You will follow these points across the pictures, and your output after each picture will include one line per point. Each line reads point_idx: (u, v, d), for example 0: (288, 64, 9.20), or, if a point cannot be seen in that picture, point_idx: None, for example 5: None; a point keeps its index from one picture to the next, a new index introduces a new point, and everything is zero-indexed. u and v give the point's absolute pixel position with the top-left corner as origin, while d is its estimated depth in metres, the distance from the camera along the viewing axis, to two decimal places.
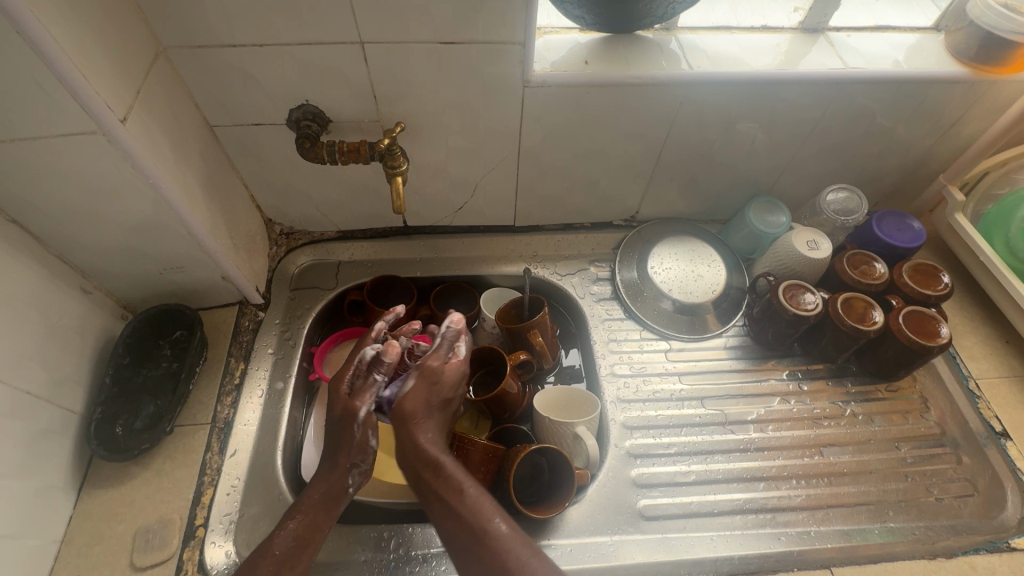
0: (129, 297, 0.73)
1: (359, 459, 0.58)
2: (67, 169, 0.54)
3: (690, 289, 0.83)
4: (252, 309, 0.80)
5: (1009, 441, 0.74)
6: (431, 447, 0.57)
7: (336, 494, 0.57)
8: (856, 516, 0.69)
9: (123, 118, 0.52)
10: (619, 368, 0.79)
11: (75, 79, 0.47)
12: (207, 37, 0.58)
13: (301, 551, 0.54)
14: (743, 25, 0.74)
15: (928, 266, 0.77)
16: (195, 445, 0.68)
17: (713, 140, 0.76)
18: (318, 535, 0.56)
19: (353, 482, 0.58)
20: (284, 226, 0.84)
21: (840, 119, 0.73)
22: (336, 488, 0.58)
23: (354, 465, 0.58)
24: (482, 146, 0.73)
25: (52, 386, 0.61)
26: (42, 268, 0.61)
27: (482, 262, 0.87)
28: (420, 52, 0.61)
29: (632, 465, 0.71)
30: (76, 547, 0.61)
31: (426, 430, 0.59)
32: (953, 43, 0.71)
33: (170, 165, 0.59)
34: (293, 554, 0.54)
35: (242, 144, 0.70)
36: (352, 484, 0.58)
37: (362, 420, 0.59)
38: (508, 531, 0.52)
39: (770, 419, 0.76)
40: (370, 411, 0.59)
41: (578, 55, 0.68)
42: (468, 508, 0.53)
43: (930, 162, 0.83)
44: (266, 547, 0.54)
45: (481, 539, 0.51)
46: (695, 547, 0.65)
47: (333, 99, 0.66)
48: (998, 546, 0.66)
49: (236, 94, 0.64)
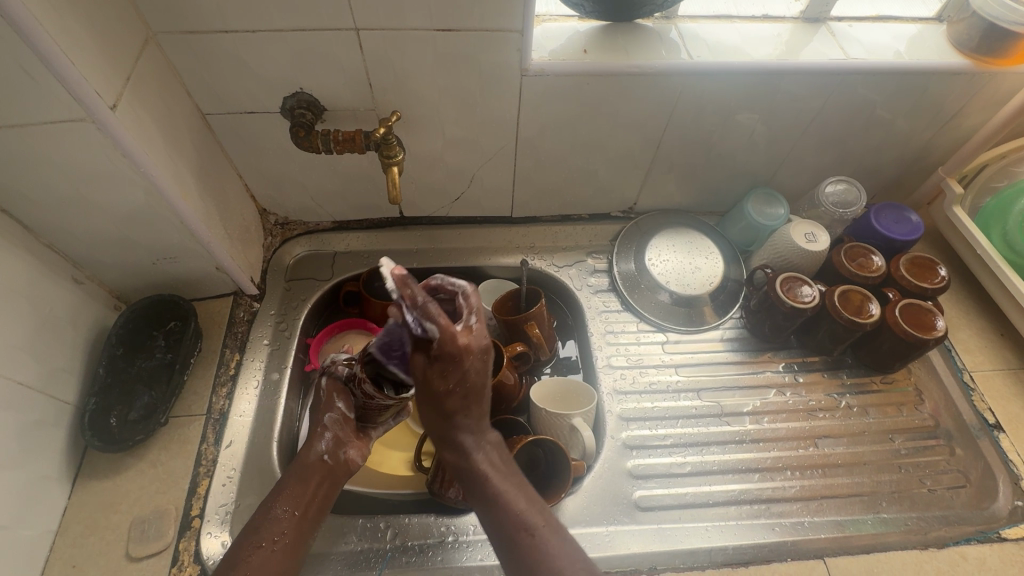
0: (122, 287, 0.72)
1: (328, 419, 0.62)
2: (54, 157, 0.53)
3: (688, 281, 0.83)
4: (246, 300, 0.79)
5: (1002, 433, 0.75)
6: (472, 453, 0.56)
7: (313, 463, 0.59)
8: (849, 506, 0.69)
9: (112, 106, 0.51)
10: (616, 360, 0.79)
11: (61, 63, 0.46)
12: (199, 22, 0.56)
13: (285, 521, 0.55)
14: (743, 15, 0.73)
15: (924, 259, 0.77)
16: (191, 436, 0.68)
17: (711, 131, 0.75)
18: (301, 505, 0.56)
19: (327, 449, 0.60)
20: (278, 216, 0.84)
21: (841, 110, 0.73)
22: (313, 458, 0.59)
23: (324, 429, 0.61)
24: (479, 136, 0.72)
25: (45, 377, 0.61)
26: (32, 257, 0.60)
27: (479, 254, 0.86)
28: (417, 39, 0.60)
29: (628, 457, 0.71)
30: (72, 538, 0.61)
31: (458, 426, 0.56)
32: (955, 34, 0.70)
33: (161, 153, 0.58)
34: (276, 525, 0.54)
35: (235, 133, 0.69)
36: (327, 450, 0.60)
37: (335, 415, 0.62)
38: (547, 544, 0.51)
39: (766, 410, 0.76)
40: (345, 412, 0.63)
41: (576, 44, 0.67)
42: (511, 513, 0.53)
43: (929, 154, 0.83)
44: (253, 530, 0.54)
45: (526, 552, 0.51)
46: (690, 537, 0.65)
47: (328, 87, 0.65)
48: (989, 537, 0.67)
49: (230, 81, 0.63)
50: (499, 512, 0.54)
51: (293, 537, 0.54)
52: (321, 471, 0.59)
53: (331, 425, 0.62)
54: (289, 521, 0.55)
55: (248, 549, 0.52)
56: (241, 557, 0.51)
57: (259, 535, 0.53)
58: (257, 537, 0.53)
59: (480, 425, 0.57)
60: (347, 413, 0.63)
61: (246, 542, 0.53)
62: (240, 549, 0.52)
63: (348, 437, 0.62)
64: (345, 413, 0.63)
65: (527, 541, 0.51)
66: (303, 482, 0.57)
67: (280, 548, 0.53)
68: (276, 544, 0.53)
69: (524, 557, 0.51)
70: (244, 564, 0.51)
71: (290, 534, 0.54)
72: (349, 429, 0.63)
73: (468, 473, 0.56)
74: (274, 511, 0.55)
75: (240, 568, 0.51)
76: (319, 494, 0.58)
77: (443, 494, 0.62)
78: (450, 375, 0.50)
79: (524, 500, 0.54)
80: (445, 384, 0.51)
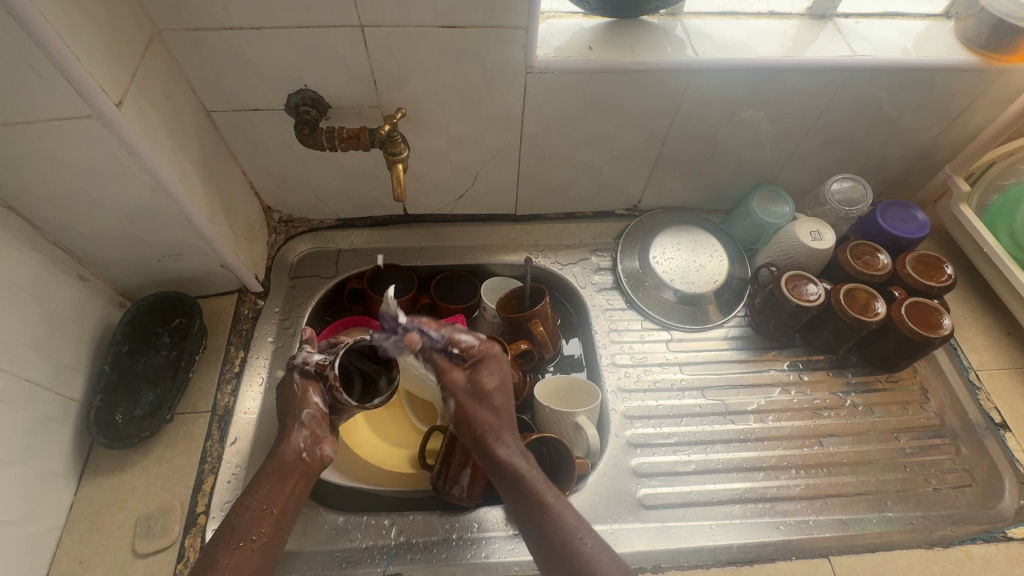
0: (127, 285, 0.72)
1: (306, 416, 0.59)
2: (60, 154, 0.53)
3: (692, 279, 0.83)
4: (251, 297, 0.79)
5: (1008, 432, 0.74)
6: (512, 460, 0.56)
7: (291, 461, 0.57)
8: (854, 505, 0.69)
9: (118, 102, 0.51)
10: (620, 358, 0.79)
11: (67, 58, 0.46)
12: (203, 18, 0.56)
13: (263, 520, 0.54)
14: (749, 11, 0.73)
15: (930, 257, 0.77)
16: (195, 433, 0.68)
17: (717, 128, 0.74)
18: (276, 502, 0.55)
19: (305, 446, 0.58)
20: (283, 214, 0.84)
21: (847, 107, 0.72)
22: (290, 455, 0.57)
23: (301, 425, 0.59)
24: (484, 133, 0.72)
25: (51, 374, 0.61)
26: (37, 254, 0.60)
27: (483, 252, 0.86)
28: (422, 36, 0.60)
29: (632, 455, 0.71)
30: (78, 534, 0.61)
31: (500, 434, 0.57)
32: (964, 30, 0.69)
33: (166, 150, 0.58)
34: (253, 524, 0.53)
35: (239, 129, 0.69)
36: (305, 447, 0.58)
37: (308, 416, 0.59)
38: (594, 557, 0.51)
39: (770, 409, 0.76)
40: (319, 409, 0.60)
41: (581, 41, 0.67)
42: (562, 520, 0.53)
43: (935, 152, 0.82)
44: (228, 529, 0.53)
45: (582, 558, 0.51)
46: (694, 535, 0.65)
47: (333, 84, 0.65)
48: (995, 536, 0.66)
49: (234, 78, 0.63)
50: (549, 518, 0.53)
51: (270, 537, 0.54)
52: (300, 468, 0.57)
53: (309, 421, 0.59)
54: (267, 519, 0.54)
55: (225, 550, 0.51)
56: (217, 558, 0.51)
57: (235, 535, 0.53)
58: (233, 538, 0.52)
59: (516, 439, 0.59)
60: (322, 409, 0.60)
61: (224, 543, 0.52)
62: (218, 550, 0.52)
63: (325, 433, 0.60)
64: (321, 409, 0.60)
65: (582, 549, 0.51)
66: (280, 480, 0.56)
67: (259, 547, 0.53)
68: (254, 544, 0.53)
69: (577, 566, 0.50)
70: (221, 564, 0.50)
71: (268, 533, 0.54)
72: (326, 425, 0.60)
73: (514, 479, 0.55)
74: (251, 509, 0.54)
75: (216, 568, 0.50)
76: (295, 493, 0.57)
77: (448, 491, 0.61)
78: (493, 375, 0.59)
79: (571, 508, 0.54)
80: (491, 382, 0.59)
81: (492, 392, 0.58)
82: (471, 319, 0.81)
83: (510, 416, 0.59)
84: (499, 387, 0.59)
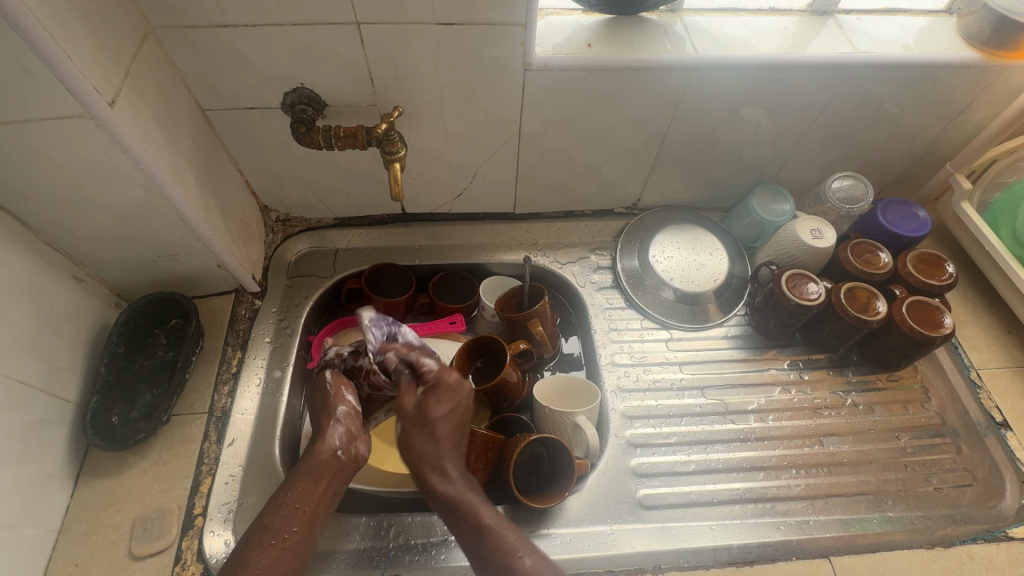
0: (123, 285, 0.72)
1: (340, 413, 0.60)
2: (52, 154, 0.52)
3: (691, 278, 0.82)
4: (248, 297, 0.79)
5: (1009, 432, 0.74)
6: (454, 482, 0.55)
7: (326, 459, 0.57)
8: (855, 505, 0.69)
9: (111, 102, 0.51)
10: (619, 358, 0.79)
11: (60, 58, 0.45)
12: (197, 16, 0.56)
13: (295, 519, 0.53)
14: (750, 8, 0.72)
15: (932, 256, 0.76)
16: (193, 434, 0.68)
17: (717, 126, 0.74)
18: (310, 501, 0.54)
19: (340, 444, 0.58)
20: (280, 213, 0.83)
21: (848, 105, 0.72)
22: (325, 453, 0.57)
23: (337, 423, 0.59)
24: (482, 131, 0.72)
25: (47, 376, 0.61)
26: (31, 255, 0.60)
27: (481, 250, 0.86)
28: (419, 34, 0.59)
29: (631, 455, 0.70)
30: (75, 537, 0.61)
31: (444, 457, 0.56)
32: (965, 27, 0.69)
33: (160, 149, 0.58)
34: (286, 522, 0.52)
35: (234, 128, 0.69)
36: (340, 445, 0.58)
37: (341, 415, 0.60)
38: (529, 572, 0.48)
39: (770, 408, 0.76)
40: (352, 408, 0.61)
41: (580, 38, 0.66)
42: (499, 539, 0.51)
43: (937, 149, 0.81)
44: (261, 525, 0.52)
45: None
46: (694, 536, 0.65)
47: (329, 82, 0.64)
48: (995, 536, 0.66)
49: (229, 76, 0.62)
50: (488, 538, 0.51)
51: (302, 536, 0.53)
52: (335, 467, 0.57)
53: (344, 418, 0.60)
54: (299, 517, 0.53)
55: (257, 547, 0.50)
56: (248, 555, 0.50)
57: (268, 532, 0.52)
58: (266, 535, 0.51)
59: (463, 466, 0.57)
60: (355, 407, 0.62)
61: (256, 540, 0.51)
62: (249, 548, 0.50)
63: (359, 431, 0.60)
64: (355, 406, 0.62)
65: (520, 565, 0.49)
66: (315, 478, 0.56)
67: (291, 545, 0.52)
68: (286, 542, 0.52)
69: None
70: (251, 562, 0.49)
71: (300, 531, 0.53)
72: (359, 423, 0.61)
73: (453, 501, 0.54)
74: (284, 506, 0.53)
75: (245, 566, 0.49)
76: (329, 491, 0.56)
77: None
78: (444, 402, 0.58)
79: (512, 528, 0.52)
80: (437, 410, 0.58)
81: (439, 418, 0.58)
82: (470, 318, 0.81)
83: (453, 443, 0.58)
84: (457, 408, 0.59)
